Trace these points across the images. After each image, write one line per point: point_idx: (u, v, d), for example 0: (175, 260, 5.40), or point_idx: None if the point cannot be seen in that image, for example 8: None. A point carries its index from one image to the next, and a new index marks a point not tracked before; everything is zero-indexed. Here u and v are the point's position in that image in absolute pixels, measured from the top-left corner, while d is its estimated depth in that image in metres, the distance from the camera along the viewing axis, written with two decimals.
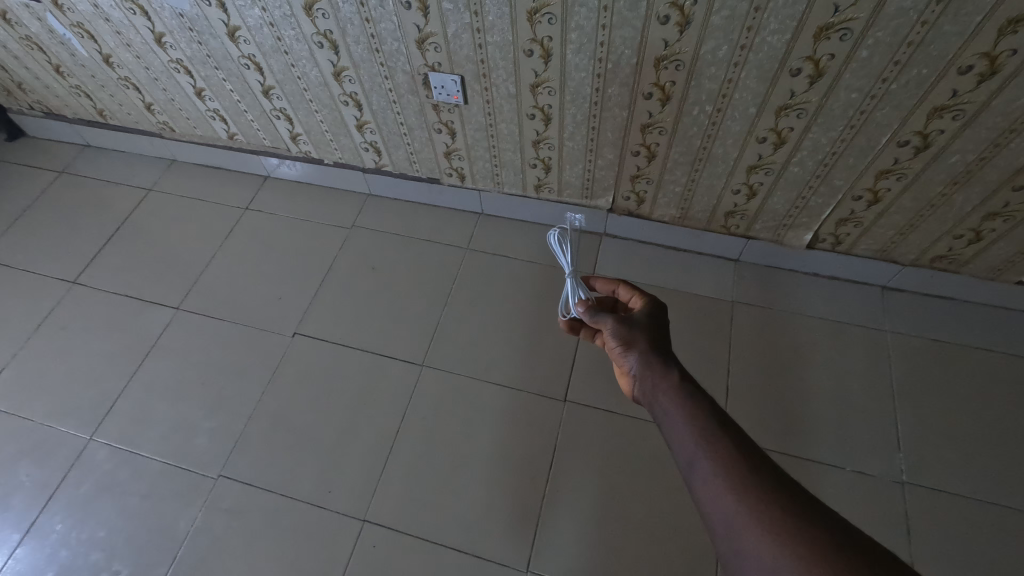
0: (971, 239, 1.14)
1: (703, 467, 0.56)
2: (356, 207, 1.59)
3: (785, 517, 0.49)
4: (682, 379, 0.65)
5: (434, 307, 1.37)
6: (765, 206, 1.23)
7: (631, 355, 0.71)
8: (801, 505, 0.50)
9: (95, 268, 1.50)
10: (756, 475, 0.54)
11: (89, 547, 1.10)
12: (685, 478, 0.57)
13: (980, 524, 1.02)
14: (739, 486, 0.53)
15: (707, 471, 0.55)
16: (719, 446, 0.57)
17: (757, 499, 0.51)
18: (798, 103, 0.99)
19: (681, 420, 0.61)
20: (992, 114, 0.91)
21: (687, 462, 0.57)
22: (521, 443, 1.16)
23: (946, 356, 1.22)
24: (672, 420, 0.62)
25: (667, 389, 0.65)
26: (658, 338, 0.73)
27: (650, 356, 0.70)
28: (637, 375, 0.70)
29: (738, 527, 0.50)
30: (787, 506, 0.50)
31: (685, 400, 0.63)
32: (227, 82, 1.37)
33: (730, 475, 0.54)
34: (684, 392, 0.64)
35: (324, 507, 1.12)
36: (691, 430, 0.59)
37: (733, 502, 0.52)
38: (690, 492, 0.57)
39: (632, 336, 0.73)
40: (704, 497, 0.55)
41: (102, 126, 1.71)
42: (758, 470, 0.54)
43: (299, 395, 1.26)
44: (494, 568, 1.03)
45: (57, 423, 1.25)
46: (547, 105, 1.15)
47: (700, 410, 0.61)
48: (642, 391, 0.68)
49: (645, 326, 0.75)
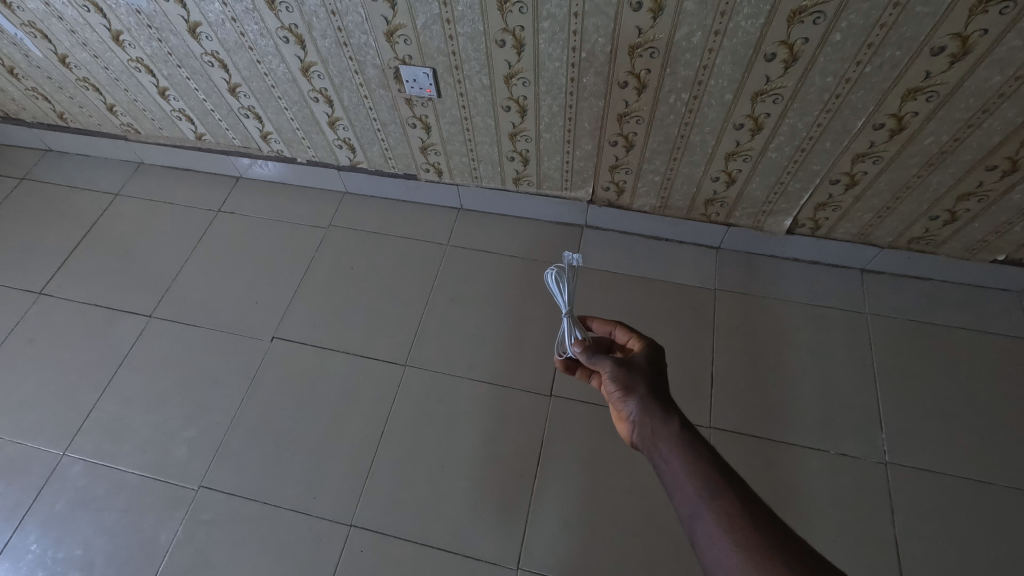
0: (947, 220, 1.15)
1: (709, 524, 0.55)
2: (333, 206, 1.55)
3: None
4: (683, 428, 0.65)
5: (416, 306, 1.35)
6: (743, 193, 1.22)
7: (630, 401, 0.70)
8: (809, 564, 0.50)
9: (62, 277, 1.45)
10: (763, 530, 0.53)
11: (67, 566, 1.07)
12: (689, 532, 0.57)
13: (961, 501, 1.04)
14: (748, 548, 0.52)
15: (713, 527, 0.55)
16: (723, 500, 0.56)
17: (766, 561, 0.51)
18: (774, 88, 0.99)
19: (683, 472, 0.60)
20: (964, 95, 0.92)
21: (691, 517, 0.57)
22: (507, 440, 1.15)
23: (925, 336, 1.23)
24: (675, 474, 0.61)
25: (668, 438, 0.64)
26: (655, 382, 0.72)
27: (650, 402, 0.69)
28: (636, 422, 0.69)
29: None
30: (796, 567, 0.50)
31: (687, 450, 0.62)
32: (191, 81, 1.32)
33: (736, 532, 0.54)
34: (685, 442, 0.63)
35: (310, 513, 1.10)
36: (694, 483, 0.58)
37: (741, 561, 0.52)
38: (697, 554, 0.56)
39: (631, 380, 0.71)
40: (710, 555, 0.54)
41: (63, 130, 1.65)
42: (765, 525, 0.54)
43: (279, 400, 1.24)
44: (484, 567, 1.03)
45: (28, 439, 1.21)
46: (522, 96, 1.13)
47: (703, 460, 0.61)
48: (641, 438, 0.67)
49: (643, 368, 0.73)
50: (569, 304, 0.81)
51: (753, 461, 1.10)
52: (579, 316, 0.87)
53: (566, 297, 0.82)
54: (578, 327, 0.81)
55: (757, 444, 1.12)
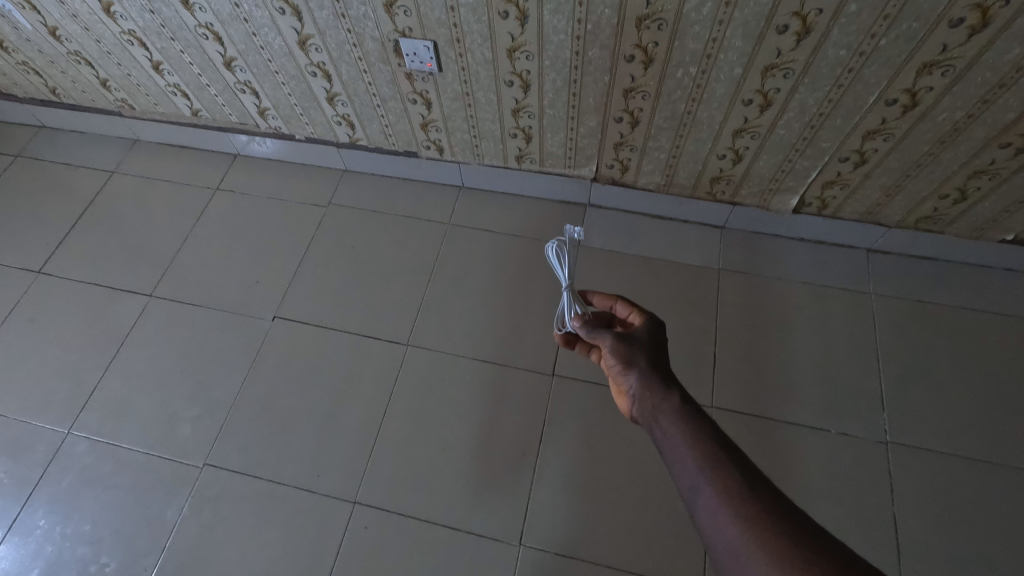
0: (956, 199, 1.14)
1: (709, 496, 0.55)
2: (333, 184, 1.53)
3: (794, 551, 0.49)
4: (684, 402, 0.64)
5: (417, 285, 1.34)
6: (750, 170, 1.20)
7: (631, 374, 0.70)
8: (808, 536, 0.50)
9: (61, 256, 1.44)
10: (762, 502, 0.53)
11: (76, 541, 1.08)
12: (688, 504, 0.57)
13: (960, 480, 1.05)
14: (747, 519, 0.52)
15: (711, 498, 0.55)
16: (722, 472, 0.56)
17: (765, 532, 0.51)
18: (785, 62, 0.96)
19: (683, 444, 0.60)
20: (981, 70, 0.89)
21: (690, 489, 0.57)
22: (510, 420, 1.16)
23: (929, 316, 1.23)
24: (674, 446, 0.61)
25: (668, 411, 0.64)
26: (656, 356, 0.72)
27: (650, 376, 0.69)
28: (636, 395, 0.68)
29: (745, 557, 0.50)
30: (795, 539, 0.50)
31: (687, 423, 0.62)
32: (186, 55, 1.29)
33: (735, 503, 0.53)
34: (685, 415, 0.63)
35: (314, 490, 1.11)
36: (693, 455, 0.58)
37: (739, 532, 0.52)
38: (696, 525, 0.56)
39: (632, 354, 0.71)
40: (708, 526, 0.54)
41: (57, 105, 1.62)
42: (764, 497, 0.54)
43: (282, 379, 1.24)
44: (487, 543, 1.04)
45: (32, 418, 1.22)
46: (525, 71, 1.10)
47: (703, 433, 0.60)
48: (641, 412, 0.67)
49: (644, 342, 0.73)
50: (570, 278, 0.81)
51: (754, 440, 1.10)
52: (579, 289, 0.86)
53: (566, 271, 0.82)
54: (578, 302, 0.81)
55: (758, 424, 1.12)
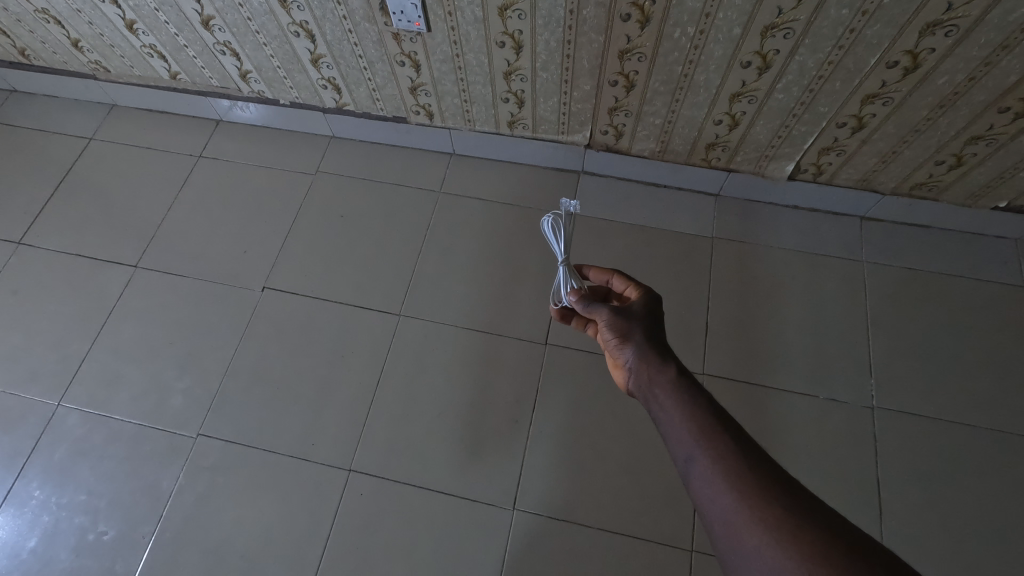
0: (952, 165, 1.13)
1: (704, 465, 0.56)
2: (320, 151, 1.49)
3: (786, 517, 0.50)
4: (680, 375, 0.65)
5: (408, 255, 1.32)
6: (747, 136, 1.18)
7: (627, 348, 0.70)
8: (799, 502, 0.51)
9: (41, 226, 1.40)
10: (756, 471, 0.54)
11: (73, 511, 1.09)
12: (683, 473, 0.58)
13: (942, 443, 1.08)
14: (741, 487, 0.53)
15: (706, 469, 0.55)
16: (717, 443, 0.57)
17: (758, 499, 0.52)
18: (786, 21, 0.93)
19: (679, 417, 0.60)
20: (985, 30, 0.87)
21: (686, 460, 0.57)
22: (503, 388, 1.16)
23: (919, 284, 1.24)
24: (670, 418, 0.61)
25: (665, 384, 0.64)
26: (653, 329, 0.72)
27: (647, 349, 0.69)
28: (633, 368, 0.69)
29: (738, 525, 0.51)
30: (787, 505, 0.51)
31: (683, 395, 0.62)
32: (160, 13, 1.23)
33: (729, 472, 0.54)
34: (681, 387, 0.63)
35: (309, 459, 1.12)
36: (689, 427, 0.59)
37: (733, 501, 0.52)
38: (690, 494, 0.57)
39: (628, 328, 0.71)
40: (703, 495, 0.55)
41: (27, 68, 1.54)
42: (758, 467, 0.54)
43: (274, 349, 1.23)
44: (482, 508, 1.06)
45: (21, 390, 1.21)
46: (517, 31, 1.06)
47: (698, 406, 0.61)
48: (637, 385, 0.68)
49: (640, 316, 0.73)
50: (566, 251, 0.79)
51: (744, 406, 1.12)
52: (576, 264, 0.85)
53: (562, 243, 0.80)
54: (575, 275, 0.79)
55: (749, 390, 1.14)
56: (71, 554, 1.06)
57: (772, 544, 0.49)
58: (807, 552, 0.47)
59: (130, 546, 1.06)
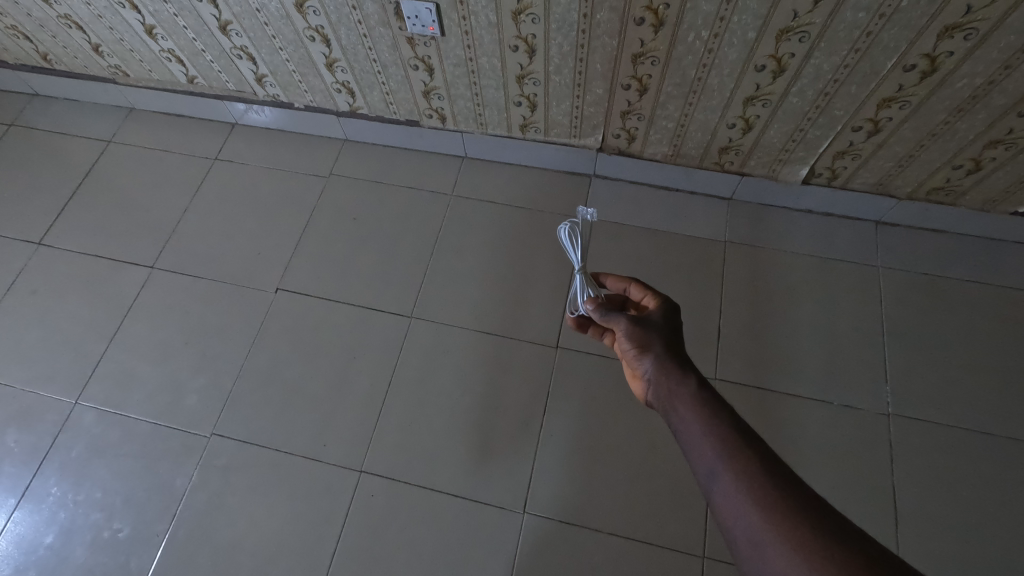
0: (970, 169, 1.11)
1: (726, 481, 0.56)
2: (333, 154, 1.50)
3: (812, 534, 0.49)
4: (701, 387, 0.64)
5: (420, 257, 1.33)
6: (760, 140, 1.18)
7: (646, 358, 0.70)
8: (824, 518, 0.51)
9: (60, 227, 1.43)
10: (779, 487, 0.54)
11: (89, 507, 1.11)
12: (705, 489, 0.58)
13: (959, 451, 1.06)
14: (765, 504, 0.53)
15: (728, 484, 0.55)
16: (740, 457, 0.56)
17: (782, 516, 0.51)
18: (801, 25, 0.92)
19: (699, 431, 0.60)
20: (1004, 33, 0.86)
21: (708, 474, 0.57)
22: (514, 391, 1.16)
23: (936, 289, 1.22)
24: (691, 431, 0.61)
25: (685, 396, 0.64)
26: (672, 339, 0.71)
27: (665, 360, 0.69)
28: (652, 380, 0.69)
29: (762, 542, 0.51)
30: (811, 521, 0.50)
31: (704, 408, 0.62)
32: (179, 18, 1.25)
33: (752, 488, 0.54)
34: (702, 400, 0.63)
35: (321, 459, 1.12)
36: (710, 440, 0.59)
37: (757, 518, 0.52)
38: (713, 510, 0.56)
39: (647, 338, 0.71)
40: (726, 512, 0.55)
41: (49, 72, 1.58)
42: (781, 483, 0.54)
43: (286, 350, 1.24)
44: (492, 510, 1.06)
45: (39, 388, 1.23)
46: (530, 35, 1.07)
47: (720, 419, 0.60)
48: (657, 396, 0.67)
49: (659, 326, 0.73)
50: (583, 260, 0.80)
51: (756, 412, 1.11)
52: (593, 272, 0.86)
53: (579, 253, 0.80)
54: (591, 285, 0.80)
55: (761, 395, 1.13)
56: (87, 550, 1.07)
57: (798, 561, 0.48)
58: (834, 571, 0.46)
59: (144, 544, 1.07)
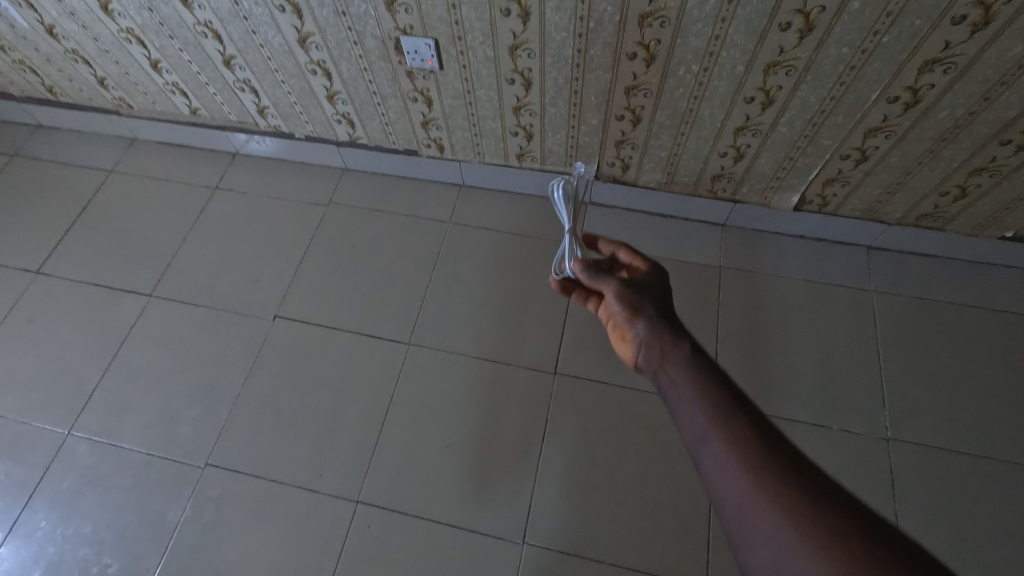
0: (956, 196, 1.14)
1: (715, 440, 0.52)
2: (332, 182, 1.52)
3: (803, 500, 0.47)
4: (694, 349, 0.62)
5: (418, 284, 1.34)
6: (752, 167, 1.20)
7: (638, 322, 0.68)
8: (816, 485, 0.48)
9: (59, 256, 1.43)
10: (770, 447, 0.51)
11: (77, 542, 1.08)
12: (693, 450, 0.54)
13: (960, 476, 1.06)
14: (755, 465, 0.50)
15: (717, 443, 0.52)
16: (730, 415, 0.54)
17: (773, 479, 0.49)
18: (788, 59, 0.96)
19: (689, 390, 0.57)
20: (983, 67, 0.90)
21: (697, 437, 0.54)
22: (512, 418, 1.16)
23: (930, 313, 1.23)
24: (681, 391, 0.58)
25: (677, 357, 0.61)
26: (662, 304, 0.70)
27: (656, 323, 0.67)
28: (642, 340, 0.66)
29: (751, 506, 0.48)
30: (803, 489, 0.48)
31: (696, 368, 0.59)
32: (184, 53, 1.28)
33: (741, 448, 0.51)
34: (693, 359, 0.60)
35: (317, 490, 1.11)
36: (701, 397, 0.56)
37: (745, 476, 0.49)
38: (698, 470, 0.53)
39: (640, 302, 0.70)
40: (713, 471, 0.51)
41: (54, 104, 1.60)
42: (772, 445, 0.51)
43: (283, 378, 1.23)
44: (490, 541, 1.04)
45: (32, 419, 1.21)
46: (526, 69, 1.10)
47: (711, 378, 0.58)
48: (646, 358, 0.65)
49: (650, 292, 0.72)
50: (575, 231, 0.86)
51: None
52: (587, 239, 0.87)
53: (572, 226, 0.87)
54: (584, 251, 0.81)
55: None
56: None
57: (789, 527, 0.46)
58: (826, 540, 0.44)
59: None
